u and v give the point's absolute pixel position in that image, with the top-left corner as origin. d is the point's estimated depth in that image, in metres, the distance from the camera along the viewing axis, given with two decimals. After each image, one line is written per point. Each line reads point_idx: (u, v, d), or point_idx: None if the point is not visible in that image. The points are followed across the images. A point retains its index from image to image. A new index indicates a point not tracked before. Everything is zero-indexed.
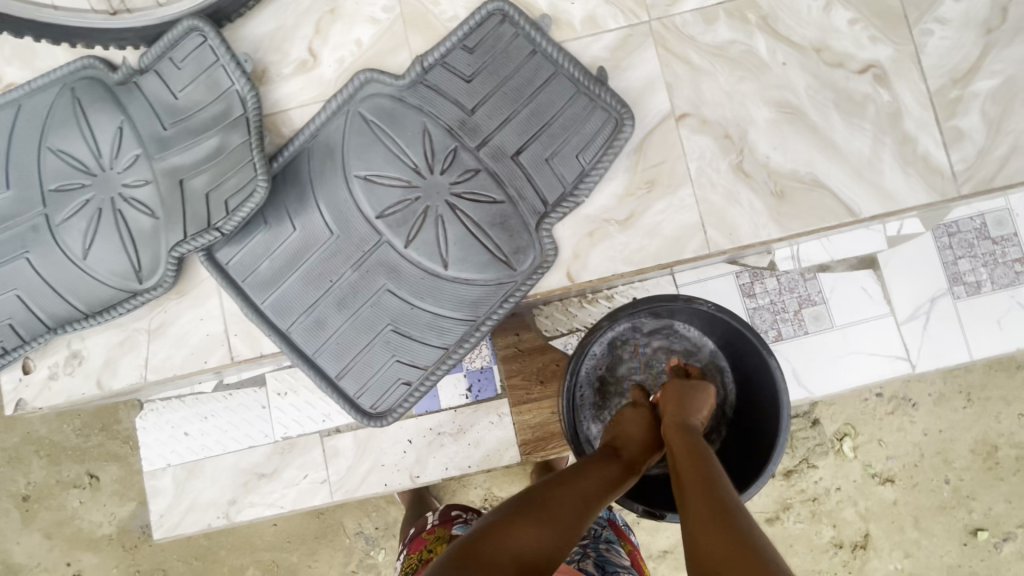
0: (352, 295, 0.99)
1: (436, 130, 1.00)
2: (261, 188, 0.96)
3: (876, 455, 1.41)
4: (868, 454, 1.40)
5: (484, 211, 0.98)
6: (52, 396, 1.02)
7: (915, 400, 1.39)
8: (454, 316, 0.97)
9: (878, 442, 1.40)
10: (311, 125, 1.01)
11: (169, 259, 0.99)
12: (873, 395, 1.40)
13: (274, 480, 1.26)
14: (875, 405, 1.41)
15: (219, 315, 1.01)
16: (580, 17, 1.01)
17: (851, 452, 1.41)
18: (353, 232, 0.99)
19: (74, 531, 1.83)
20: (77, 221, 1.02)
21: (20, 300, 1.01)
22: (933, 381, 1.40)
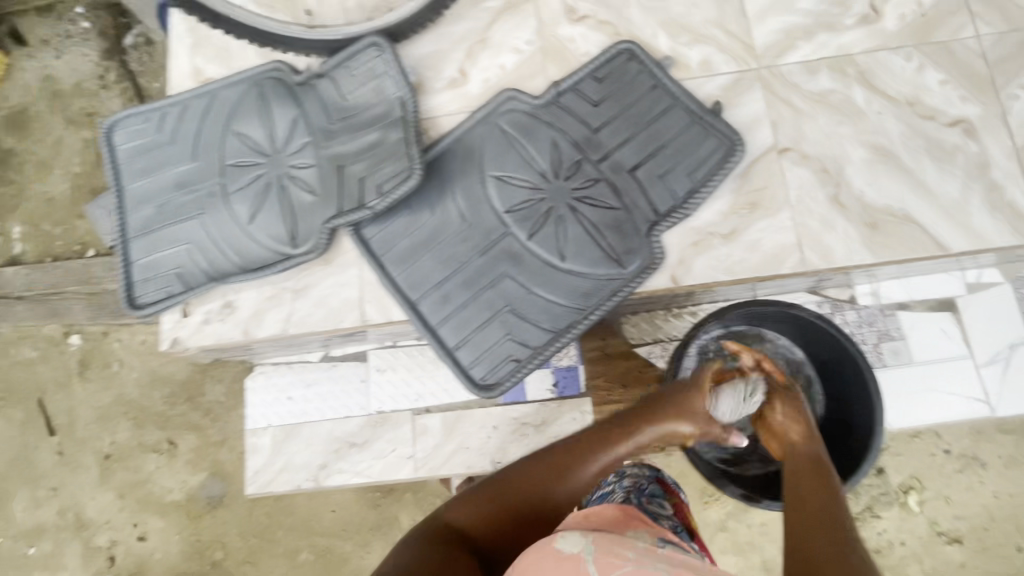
0: (477, 277, 1.12)
1: (564, 143, 1.15)
2: (414, 178, 1.12)
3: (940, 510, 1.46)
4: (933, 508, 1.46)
5: (601, 215, 1.11)
6: (204, 338, 1.16)
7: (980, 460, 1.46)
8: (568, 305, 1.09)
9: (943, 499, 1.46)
10: (457, 130, 1.17)
11: (323, 230, 1.15)
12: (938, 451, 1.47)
13: (365, 450, 1.36)
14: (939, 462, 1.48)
15: (357, 283, 1.15)
16: (697, 60, 1.17)
17: (917, 505, 1.49)
18: (483, 222, 1.13)
19: (145, 493, 1.93)
20: (249, 192, 1.20)
21: (190, 253, 1.19)
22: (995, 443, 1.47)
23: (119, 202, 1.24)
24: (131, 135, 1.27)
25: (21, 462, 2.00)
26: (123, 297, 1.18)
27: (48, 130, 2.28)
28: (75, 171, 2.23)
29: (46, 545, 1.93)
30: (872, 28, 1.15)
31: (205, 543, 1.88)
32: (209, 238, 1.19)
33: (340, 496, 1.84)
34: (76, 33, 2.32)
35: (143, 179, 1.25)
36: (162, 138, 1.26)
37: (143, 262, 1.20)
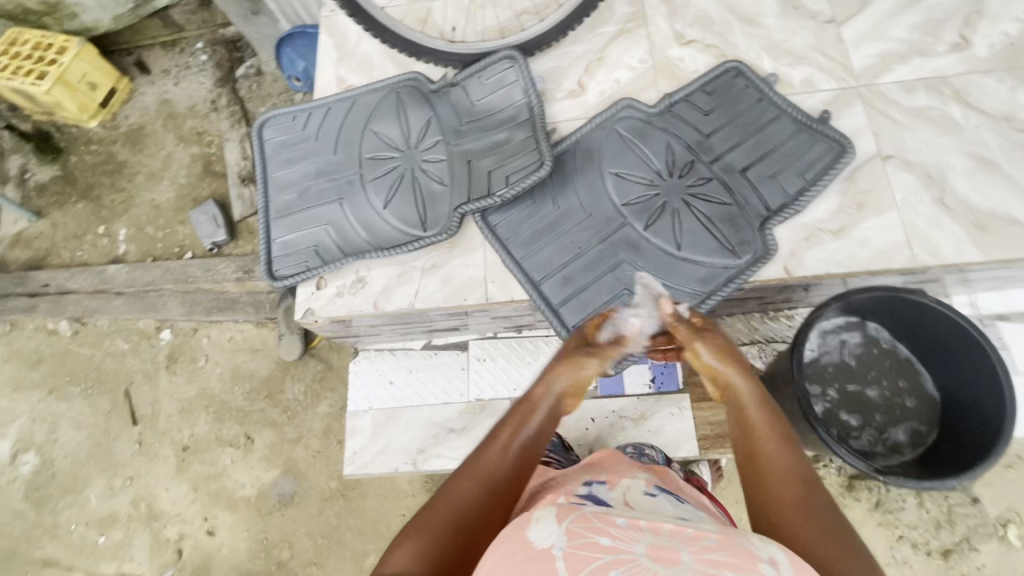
0: (597, 261, 1.19)
1: (677, 146, 1.25)
2: (541, 170, 1.23)
3: None
4: None
5: (715, 209, 1.19)
6: (335, 309, 1.24)
7: None
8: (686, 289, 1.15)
9: None
10: (578, 132, 1.29)
11: (453, 215, 1.25)
12: None
13: (463, 436, 1.39)
14: None
15: (481, 264, 1.23)
16: (799, 78, 1.28)
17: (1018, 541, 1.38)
18: (602, 214, 1.22)
19: (218, 487, 1.95)
20: (385, 181, 1.32)
21: (328, 232, 1.30)
22: None
23: (264, 188, 1.38)
24: (278, 131, 1.43)
25: (102, 450, 2.06)
26: (265, 270, 1.29)
27: (161, 146, 2.50)
28: (181, 182, 2.43)
29: (117, 534, 1.95)
30: (963, 54, 1.26)
31: (272, 542, 1.87)
32: (345, 220, 1.30)
33: (411, 501, 1.83)
34: (196, 65, 2.58)
35: (286, 168, 1.39)
36: (306, 134, 1.41)
37: (283, 240, 1.32)
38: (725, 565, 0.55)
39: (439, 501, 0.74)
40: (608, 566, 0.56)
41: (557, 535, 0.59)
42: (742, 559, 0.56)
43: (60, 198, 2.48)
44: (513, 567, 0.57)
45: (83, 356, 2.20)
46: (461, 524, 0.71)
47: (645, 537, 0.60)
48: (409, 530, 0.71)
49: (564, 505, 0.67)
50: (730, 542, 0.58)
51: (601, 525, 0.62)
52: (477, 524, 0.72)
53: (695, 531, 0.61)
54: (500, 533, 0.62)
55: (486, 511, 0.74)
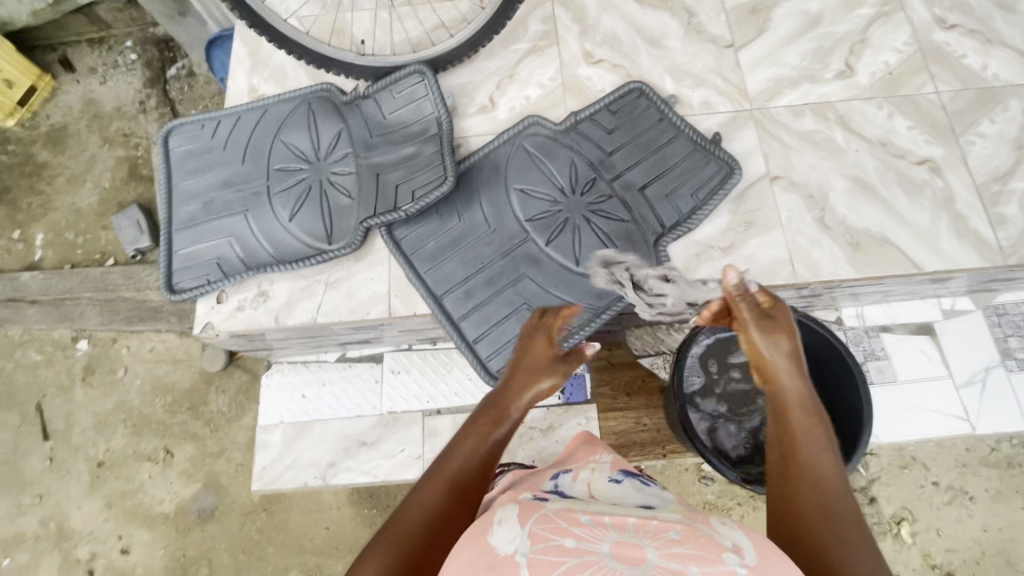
0: (499, 276, 1.21)
1: (580, 163, 1.29)
2: (446, 185, 1.24)
3: (936, 545, 1.37)
4: (928, 543, 1.37)
5: (613, 227, 1.23)
6: (236, 323, 1.22)
7: (973, 493, 1.38)
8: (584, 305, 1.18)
9: (937, 532, 1.38)
10: (485, 148, 1.31)
11: (359, 228, 1.25)
12: (929, 483, 1.40)
13: (374, 449, 1.38)
14: (932, 494, 1.40)
15: (386, 278, 1.24)
16: (698, 100, 1.34)
17: (909, 538, 1.38)
18: (506, 228, 1.24)
19: (134, 504, 1.88)
20: (291, 193, 1.31)
21: (231, 244, 1.27)
22: (989, 477, 1.39)
23: (168, 198, 1.35)
24: (185, 140, 1.39)
25: (10, 467, 1.96)
26: (163, 283, 1.26)
27: (84, 148, 2.40)
28: (104, 186, 2.34)
29: (23, 555, 1.86)
30: (848, 82, 1.33)
31: (190, 560, 1.82)
32: (249, 232, 1.28)
33: (335, 513, 1.81)
34: (123, 64, 2.49)
35: (192, 178, 1.36)
36: (214, 144, 1.38)
37: (185, 252, 1.29)
38: (692, 558, 0.54)
39: (407, 509, 0.70)
40: (574, 570, 0.54)
41: (520, 539, 0.58)
42: (706, 550, 0.55)
43: None
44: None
45: None
46: (428, 530, 0.68)
47: (609, 535, 0.59)
48: (375, 543, 0.66)
49: (527, 505, 0.67)
50: (694, 533, 0.58)
51: (564, 525, 0.60)
52: (446, 528, 0.69)
53: (659, 524, 0.61)
54: (465, 541, 0.62)
55: (453, 515, 0.70)
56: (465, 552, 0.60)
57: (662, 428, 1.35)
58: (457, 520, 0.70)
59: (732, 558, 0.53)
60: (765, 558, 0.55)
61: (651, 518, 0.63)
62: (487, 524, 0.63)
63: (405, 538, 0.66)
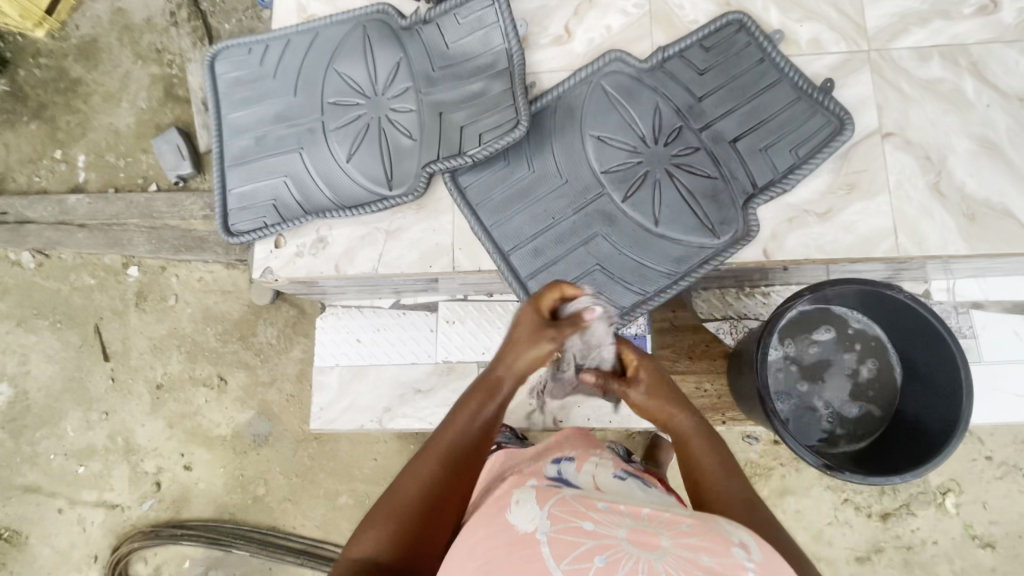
0: (570, 234, 1.13)
1: (666, 109, 1.15)
2: (518, 130, 1.13)
3: (979, 517, 1.42)
4: (970, 514, 1.42)
5: (698, 184, 1.12)
6: (295, 269, 1.18)
7: None
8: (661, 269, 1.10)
9: (982, 505, 1.42)
10: (559, 87, 1.18)
11: (421, 174, 1.16)
12: (983, 457, 1.42)
13: (429, 397, 1.39)
14: (984, 468, 1.43)
15: (449, 229, 1.17)
16: (806, 38, 1.16)
17: (953, 508, 1.43)
18: (580, 180, 1.15)
19: (194, 425, 1.98)
20: (348, 131, 1.22)
21: (287, 185, 1.21)
22: None
23: (218, 132, 1.27)
24: (232, 66, 1.29)
25: (76, 385, 2.06)
26: (220, 224, 1.21)
27: (117, 64, 2.29)
28: (141, 106, 2.25)
29: (96, 465, 1.99)
30: (988, 20, 1.14)
31: (248, 479, 1.94)
32: (305, 173, 1.20)
33: (383, 446, 1.88)
34: None
35: (241, 110, 1.27)
36: (263, 72, 1.27)
37: (239, 192, 1.23)
38: (705, 549, 0.52)
39: (402, 484, 0.68)
40: (591, 553, 0.52)
41: (540, 519, 0.57)
42: (717, 543, 0.53)
43: (10, 117, 2.29)
44: (494, 555, 0.55)
45: (49, 289, 2.15)
46: (424, 506, 0.67)
47: (625, 521, 0.57)
48: (373, 517, 0.66)
49: (542, 487, 0.65)
50: (705, 525, 0.55)
51: (582, 509, 0.59)
52: (442, 501, 0.68)
53: (671, 516, 0.59)
54: (479, 520, 0.61)
55: (450, 490, 0.68)
56: (480, 531, 0.59)
57: (722, 394, 1.32)
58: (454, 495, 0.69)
59: (740, 552, 0.51)
60: (767, 555, 0.53)
61: (662, 509, 0.61)
62: (503, 504, 0.62)
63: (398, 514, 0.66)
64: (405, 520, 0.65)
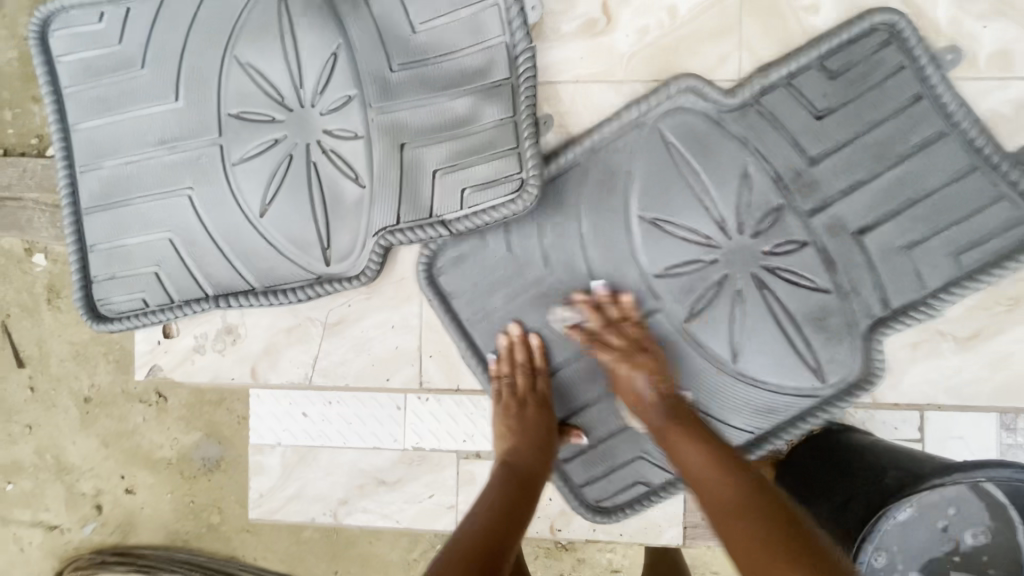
0: (604, 368, 0.79)
1: (760, 177, 0.74)
2: (526, 197, 0.73)
3: None
4: None
5: (800, 300, 0.74)
6: (194, 371, 0.83)
7: None
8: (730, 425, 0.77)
9: None
10: (593, 134, 0.77)
11: (374, 246, 0.78)
12: None
13: (396, 490, 1.11)
14: None
15: (416, 327, 0.82)
16: (987, 48, 0.74)
17: None
18: (623, 285, 0.77)
19: (133, 446, 1.69)
20: (263, 168, 0.80)
21: (172, 246, 0.81)
22: None
23: (68, 152, 0.84)
24: (80, 41, 0.83)
25: None
26: (80, 302, 0.83)
27: None
28: None
29: (26, 483, 1.73)
30: None
31: (200, 507, 1.66)
32: (201, 231, 0.81)
33: None
34: None
35: (98, 119, 0.83)
36: (126, 54, 0.81)
37: (105, 252, 0.83)
38: None
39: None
40: None
41: None
42: None
43: None
44: None
45: None
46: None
47: None
48: None
49: None
50: None
51: None
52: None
53: None
54: None
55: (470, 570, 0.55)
56: None
57: None
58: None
59: None
60: None
61: None
62: None
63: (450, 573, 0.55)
64: None
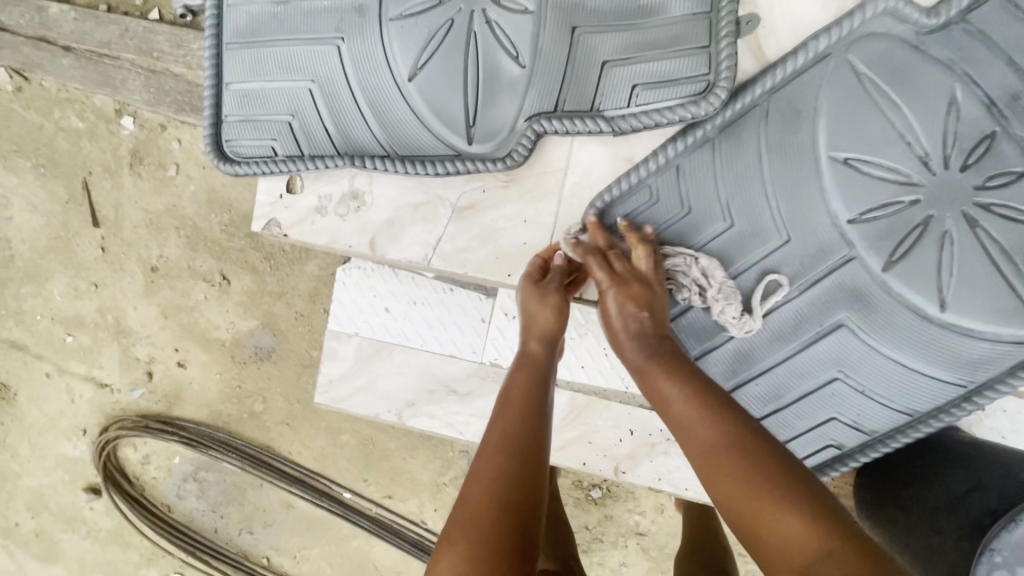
0: (795, 324, 0.77)
1: (968, 102, 0.69)
2: (712, 101, 0.68)
3: None
4: None
5: (1018, 236, 0.70)
6: (312, 232, 0.81)
7: None
8: (938, 381, 0.75)
9: None
10: (781, 70, 0.73)
11: (525, 131, 0.74)
12: None
13: (465, 402, 1.09)
14: None
15: (549, 225, 0.78)
16: None
17: None
18: (810, 235, 0.74)
19: (192, 321, 1.61)
20: (420, 30, 0.75)
21: (312, 97, 0.78)
22: None
23: None
24: None
25: (59, 247, 1.61)
26: (208, 140, 0.81)
27: None
28: None
29: (85, 338, 1.65)
30: None
31: (245, 393, 1.61)
32: (343, 86, 0.77)
33: None
34: None
35: None
36: None
37: (240, 91, 0.80)
38: None
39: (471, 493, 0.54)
40: None
41: None
42: None
43: None
44: None
45: (18, 118, 1.56)
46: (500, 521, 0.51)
47: None
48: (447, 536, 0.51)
49: None
50: None
51: None
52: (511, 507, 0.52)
53: None
54: None
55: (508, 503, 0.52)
56: None
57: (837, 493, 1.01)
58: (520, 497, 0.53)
59: None
60: None
61: None
62: None
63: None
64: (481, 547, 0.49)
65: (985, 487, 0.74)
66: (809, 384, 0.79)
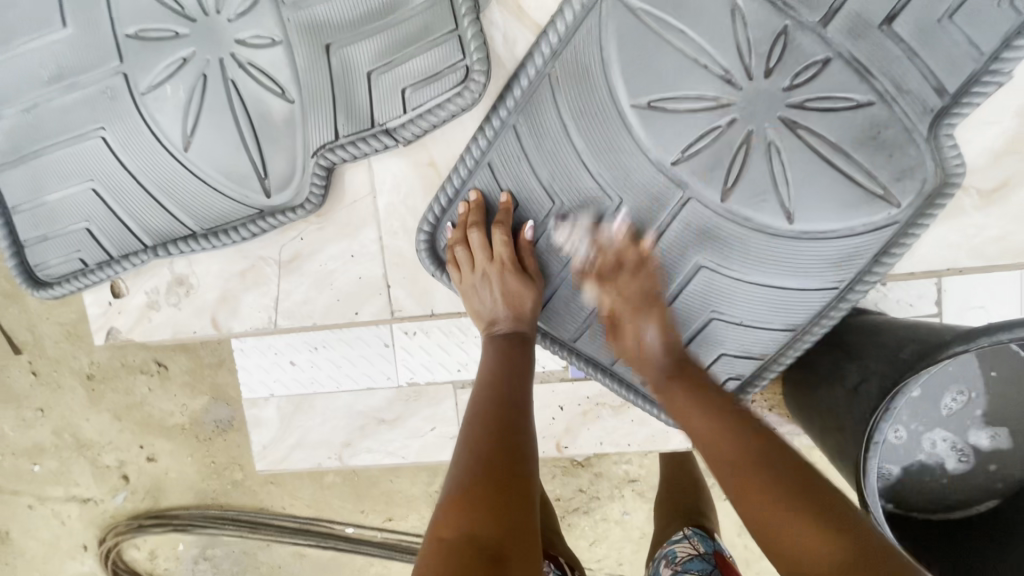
0: (654, 281, 0.72)
1: (752, 3, 0.62)
2: (477, 86, 0.65)
3: None
4: None
5: (843, 124, 0.64)
6: (151, 328, 0.82)
7: None
8: (815, 295, 0.70)
9: None
10: (554, 32, 0.65)
11: (316, 168, 0.70)
12: None
13: (396, 428, 1.09)
14: None
15: (377, 254, 0.79)
16: None
17: None
18: (642, 190, 0.68)
19: (145, 416, 1.35)
20: (177, 96, 0.70)
21: (98, 197, 0.73)
22: None
23: None
24: None
25: None
26: (16, 270, 0.77)
27: None
28: None
29: (51, 464, 1.40)
30: None
31: (222, 466, 1.38)
32: (124, 176, 0.72)
33: None
34: None
35: None
36: None
37: (28, 212, 0.75)
38: None
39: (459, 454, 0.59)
40: None
41: None
42: None
43: None
44: None
45: None
46: (486, 472, 0.56)
47: None
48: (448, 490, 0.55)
49: None
50: None
51: None
52: (495, 462, 0.57)
53: None
54: None
55: (492, 463, 0.57)
56: None
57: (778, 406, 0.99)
58: (508, 460, 0.58)
59: None
60: None
61: None
62: None
63: (457, 524, 0.51)
64: (477, 490, 0.54)
65: (870, 377, 0.70)
66: (684, 336, 0.74)
